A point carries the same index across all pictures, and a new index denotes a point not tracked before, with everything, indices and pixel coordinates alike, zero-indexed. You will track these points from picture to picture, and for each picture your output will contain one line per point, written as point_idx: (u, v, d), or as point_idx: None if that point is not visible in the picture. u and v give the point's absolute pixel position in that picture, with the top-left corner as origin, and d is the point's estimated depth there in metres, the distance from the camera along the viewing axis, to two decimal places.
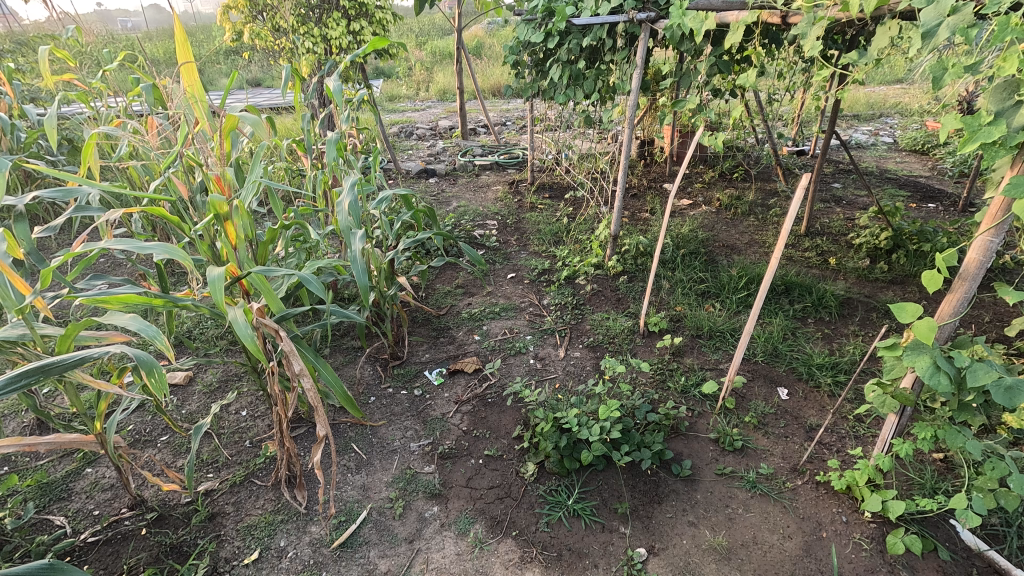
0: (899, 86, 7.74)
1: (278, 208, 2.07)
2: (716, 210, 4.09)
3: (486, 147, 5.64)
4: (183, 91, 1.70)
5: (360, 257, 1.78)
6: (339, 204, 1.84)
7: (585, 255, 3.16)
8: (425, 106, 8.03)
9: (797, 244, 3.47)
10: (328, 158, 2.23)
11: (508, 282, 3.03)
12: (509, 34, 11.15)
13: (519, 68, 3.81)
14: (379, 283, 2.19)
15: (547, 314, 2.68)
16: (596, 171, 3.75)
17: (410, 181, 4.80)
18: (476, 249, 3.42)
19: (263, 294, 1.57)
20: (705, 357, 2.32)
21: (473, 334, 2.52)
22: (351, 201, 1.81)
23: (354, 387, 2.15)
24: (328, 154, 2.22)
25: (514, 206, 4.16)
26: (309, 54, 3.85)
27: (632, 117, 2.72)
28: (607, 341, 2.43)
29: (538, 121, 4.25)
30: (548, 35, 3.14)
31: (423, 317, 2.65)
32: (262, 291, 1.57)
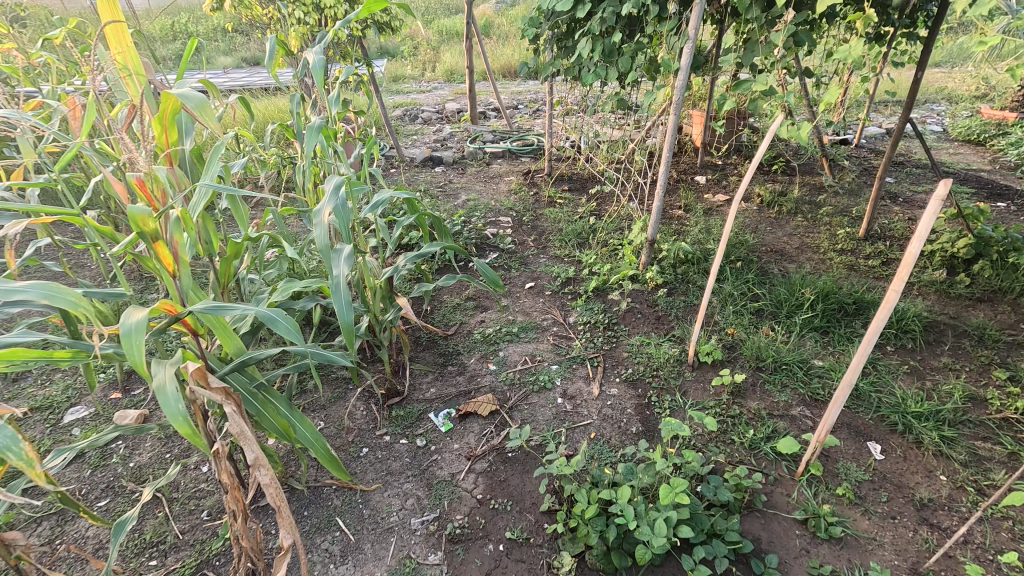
0: (940, 70, 7.17)
1: (242, 215, 1.63)
2: (758, 208, 3.64)
3: (497, 133, 5.17)
4: (109, 59, 1.28)
5: (344, 287, 1.33)
6: (320, 213, 1.38)
7: (616, 263, 2.74)
8: (432, 88, 7.54)
9: (856, 250, 3.04)
10: (308, 149, 1.77)
11: (527, 294, 2.62)
12: (522, 11, 10.54)
13: (539, 43, 3.31)
14: (374, 306, 1.76)
15: (575, 335, 2.27)
16: (626, 163, 3.30)
17: (414, 170, 4.37)
18: (489, 252, 3.00)
19: (217, 331, 1.26)
20: (770, 398, 1.89)
21: (488, 362, 2.11)
22: (332, 208, 1.36)
23: (342, 435, 1.75)
24: (308, 142, 1.77)
25: (531, 200, 3.73)
26: (300, 26, 3.38)
27: (680, 100, 2.26)
28: (650, 375, 2.03)
29: (559, 105, 3.79)
30: (578, 2, 2.66)
31: (428, 338, 2.25)
32: (217, 328, 1.25)
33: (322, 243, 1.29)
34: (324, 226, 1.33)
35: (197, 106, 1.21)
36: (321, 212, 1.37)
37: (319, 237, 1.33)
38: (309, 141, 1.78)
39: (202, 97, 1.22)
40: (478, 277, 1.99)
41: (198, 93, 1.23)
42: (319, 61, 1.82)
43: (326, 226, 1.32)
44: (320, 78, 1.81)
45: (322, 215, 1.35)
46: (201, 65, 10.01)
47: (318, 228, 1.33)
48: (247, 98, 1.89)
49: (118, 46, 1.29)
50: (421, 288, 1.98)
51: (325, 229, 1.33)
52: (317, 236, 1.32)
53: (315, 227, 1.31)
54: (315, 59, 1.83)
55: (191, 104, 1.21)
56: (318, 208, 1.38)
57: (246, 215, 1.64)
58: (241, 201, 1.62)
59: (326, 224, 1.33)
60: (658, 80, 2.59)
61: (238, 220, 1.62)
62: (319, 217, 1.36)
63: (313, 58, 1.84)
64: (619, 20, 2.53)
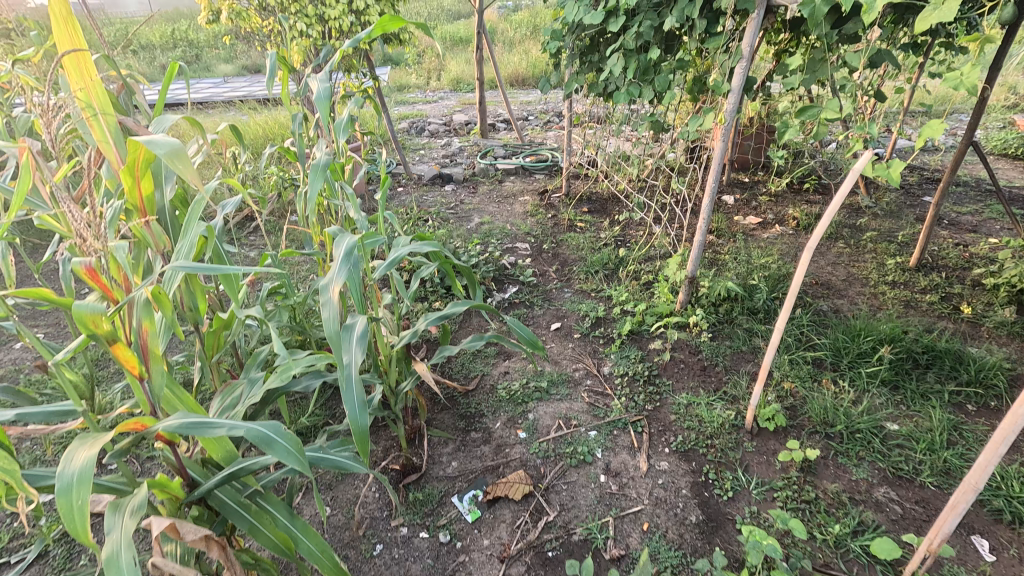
0: None
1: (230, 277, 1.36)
2: (794, 232, 3.38)
3: (508, 147, 4.92)
4: (69, 96, 1.00)
5: (356, 380, 1.07)
6: (325, 287, 1.13)
7: (651, 301, 2.48)
8: (438, 98, 7.30)
9: (908, 283, 2.78)
10: (313, 194, 1.50)
11: (554, 337, 2.36)
12: (527, 17, 10.32)
13: (561, 57, 3.07)
14: (389, 374, 1.50)
15: (612, 392, 2.01)
16: (654, 187, 3.05)
17: (422, 190, 4.12)
18: (508, 286, 2.74)
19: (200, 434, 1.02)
20: (847, 477, 1.63)
21: (516, 427, 1.84)
22: (344, 281, 1.10)
23: (352, 527, 1.49)
24: (311, 186, 1.50)
25: (549, 223, 3.48)
26: (302, 39, 3.14)
27: (730, 125, 2.00)
28: (704, 445, 1.77)
29: (579, 122, 3.54)
30: (609, 15, 2.41)
31: (445, 394, 1.99)
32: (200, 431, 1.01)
33: (332, 330, 1.04)
34: (334, 307, 1.07)
35: (170, 155, 0.93)
36: (329, 286, 1.11)
37: (327, 319, 1.07)
38: (313, 185, 1.51)
39: (176, 144, 0.95)
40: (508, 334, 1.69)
41: (169, 138, 0.95)
42: (324, 91, 1.56)
43: (337, 307, 1.06)
44: (325, 110, 1.54)
45: (331, 291, 1.09)
46: (199, 75, 9.82)
47: (326, 308, 1.08)
48: (239, 127, 1.62)
49: (80, 79, 1.00)
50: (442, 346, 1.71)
51: (335, 309, 1.07)
52: (326, 318, 1.06)
53: (324, 308, 1.05)
54: (320, 87, 1.57)
55: (162, 152, 0.93)
56: (326, 279, 1.12)
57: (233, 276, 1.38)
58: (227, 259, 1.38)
59: (336, 304, 1.07)
60: (700, 100, 2.34)
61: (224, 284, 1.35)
62: (327, 292, 1.11)
63: (317, 87, 1.57)
64: (656, 34, 2.28)
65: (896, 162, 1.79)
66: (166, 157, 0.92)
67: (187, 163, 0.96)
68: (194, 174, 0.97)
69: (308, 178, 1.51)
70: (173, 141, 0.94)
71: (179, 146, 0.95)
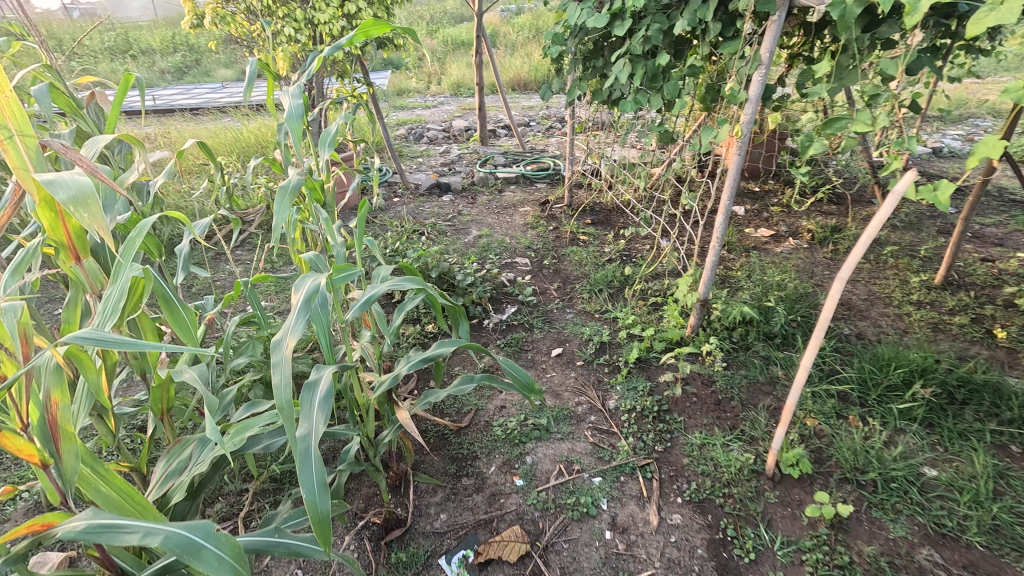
0: (989, 78, 6.61)
1: (182, 323, 1.11)
2: (810, 246, 3.20)
3: (509, 155, 4.75)
4: None
5: (315, 454, 0.89)
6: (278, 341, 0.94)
7: (659, 324, 2.31)
8: (438, 103, 7.15)
9: (935, 303, 2.59)
10: (280, 222, 1.33)
11: (555, 365, 2.19)
12: (529, 20, 10.16)
13: (562, 62, 2.91)
14: (366, 424, 1.34)
15: (618, 430, 1.83)
16: (662, 200, 2.87)
17: (419, 200, 3.96)
18: (507, 306, 2.57)
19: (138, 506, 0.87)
20: (884, 536, 1.45)
21: (512, 472, 1.67)
22: (301, 336, 0.92)
23: None
24: (277, 215, 1.32)
25: (550, 236, 3.31)
26: (290, 44, 2.99)
27: (748, 138, 1.83)
28: (721, 494, 1.59)
29: (582, 129, 3.37)
30: (614, 17, 2.25)
31: (436, 432, 1.82)
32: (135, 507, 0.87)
33: (284, 399, 0.85)
34: (287, 369, 0.89)
35: (74, 200, 0.81)
36: (283, 341, 0.93)
37: (278, 385, 0.88)
38: (279, 213, 1.33)
39: (83, 186, 0.83)
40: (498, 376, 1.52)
41: (72, 178, 0.82)
42: (297, 109, 1.32)
43: (291, 371, 0.87)
44: (298, 132, 1.30)
45: (284, 348, 0.91)
46: (197, 81, 9.72)
47: (278, 371, 0.89)
48: (199, 146, 1.48)
49: None
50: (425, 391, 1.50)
51: (288, 371, 0.89)
52: (277, 383, 0.88)
53: (275, 372, 0.86)
54: (292, 104, 1.33)
55: (65, 196, 0.81)
56: (280, 334, 0.94)
57: (185, 319, 1.11)
58: (174, 299, 1.08)
59: (289, 367, 0.88)
60: (712, 110, 2.17)
61: (176, 330, 1.11)
62: (280, 349, 0.92)
63: (288, 103, 1.33)
64: (665, 38, 2.12)
65: (945, 184, 1.62)
66: (69, 204, 0.81)
67: (96, 210, 0.84)
68: (104, 219, 0.86)
69: (276, 205, 1.34)
70: (78, 182, 0.82)
71: (88, 188, 0.83)
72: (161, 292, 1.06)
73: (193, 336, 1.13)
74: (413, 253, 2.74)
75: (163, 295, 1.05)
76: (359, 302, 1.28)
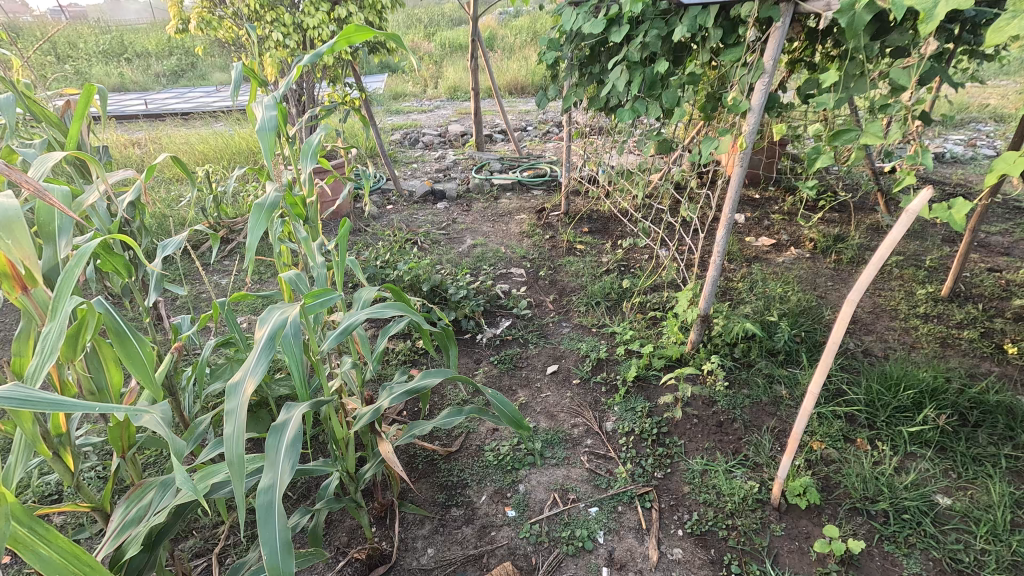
0: (989, 82, 6.55)
1: (137, 361, 1.04)
2: (812, 256, 3.12)
3: (505, 160, 4.67)
4: None
5: (277, 508, 0.83)
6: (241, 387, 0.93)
7: (658, 340, 2.23)
8: (434, 107, 7.07)
9: (942, 316, 2.51)
10: (254, 243, 1.22)
11: (550, 384, 2.10)
12: (526, 23, 10.10)
13: (558, 68, 2.84)
14: (347, 457, 1.25)
15: (616, 454, 1.75)
16: (660, 209, 2.79)
17: (413, 207, 3.88)
18: (501, 320, 2.49)
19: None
20: (897, 572, 1.37)
21: (504, 502, 1.59)
22: (259, 381, 0.90)
23: None
24: (251, 236, 1.22)
25: (547, 245, 3.23)
26: (279, 49, 2.92)
27: (750, 149, 1.75)
28: (723, 526, 1.50)
29: (579, 136, 3.29)
30: (610, 23, 2.17)
31: (424, 458, 1.74)
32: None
33: (233, 453, 0.85)
34: (238, 421, 0.86)
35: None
36: (239, 388, 0.90)
37: (231, 437, 0.86)
38: (253, 233, 1.23)
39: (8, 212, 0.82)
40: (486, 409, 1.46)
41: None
42: (271, 121, 1.24)
43: (241, 424, 0.85)
44: (272, 146, 1.22)
45: (240, 394, 0.89)
46: (192, 85, 9.65)
47: (232, 420, 0.87)
48: (164, 164, 1.44)
49: None
50: (410, 424, 1.43)
51: (241, 422, 0.86)
52: (229, 436, 0.86)
53: (225, 423, 0.85)
54: (265, 115, 1.25)
55: None
56: (237, 379, 0.91)
57: (140, 357, 1.04)
58: (129, 335, 1.02)
59: (242, 416, 0.86)
60: (713, 119, 2.10)
61: (131, 370, 1.04)
62: (236, 396, 0.89)
63: (261, 115, 1.25)
64: (664, 44, 2.05)
65: (959, 203, 1.59)
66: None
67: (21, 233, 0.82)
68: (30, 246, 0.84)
69: (250, 224, 1.24)
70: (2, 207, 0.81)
71: (11, 213, 0.82)
72: (116, 329, 1.01)
73: (148, 376, 1.05)
74: (404, 265, 2.66)
75: (116, 331, 1.00)
76: (336, 332, 1.19)
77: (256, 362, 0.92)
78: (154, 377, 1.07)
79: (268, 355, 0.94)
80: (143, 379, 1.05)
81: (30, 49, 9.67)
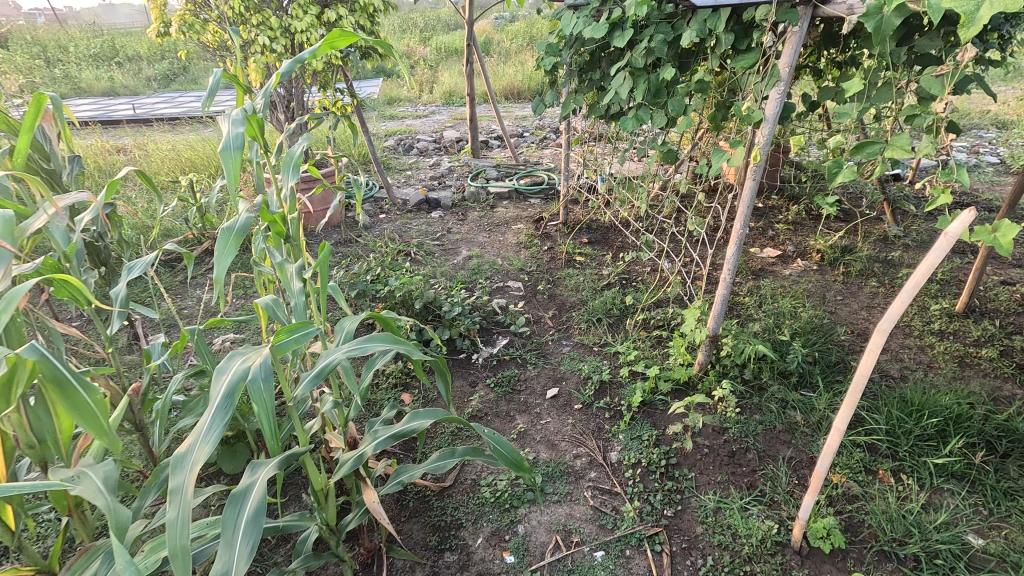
0: (988, 87, 6.48)
1: (85, 412, 0.87)
2: (819, 268, 3.01)
3: (501, 168, 4.55)
4: None
5: None
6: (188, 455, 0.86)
7: (663, 362, 2.11)
8: (430, 112, 6.96)
9: (957, 332, 2.40)
10: (223, 273, 1.10)
11: (550, 408, 1.98)
12: (522, 28, 10.01)
13: (557, 73, 2.73)
14: (328, 510, 1.17)
15: (622, 489, 1.63)
16: (663, 221, 2.68)
17: (406, 217, 3.76)
18: (498, 339, 2.37)
19: None
20: None
21: (502, 546, 1.46)
22: (210, 453, 0.85)
23: None
24: (218, 265, 1.10)
25: (545, 257, 3.11)
26: (265, 54, 2.80)
27: (764, 162, 1.63)
28: (741, 572, 1.38)
29: (577, 143, 3.18)
30: (613, 28, 2.07)
31: (415, 496, 1.61)
32: None
33: (180, 539, 0.80)
34: (185, 501, 0.82)
35: None
36: (188, 460, 0.84)
37: (176, 519, 0.81)
38: (220, 262, 1.11)
39: None
40: (482, 449, 1.37)
41: None
42: (236, 138, 1.11)
43: (188, 506, 0.81)
44: (233, 168, 1.10)
45: (188, 471, 0.83)
46: (182, 89, 9.49)
47: (178, 500, 0.82)
48: (124, 178, 1.33)
49: None
50: (399, 468, 1.35)
51: (187, 501, 0.82)
52: (175, 517, 0.81)
53: (169, 508, 0.80)
54: (231, 132, 1.12)
55: None
56: (186, 448, 0.84)
57: (89, 407, 0.88)
58: (72, 383, 0.86)
59: (189, 498, 0.82)
60: (722, 129, 1.99)
61: (78, 422, 0.88)
62: (183, 469, 0.84)
63: (227, 131, 1.13)
64: (669, 50, 1.94)
65: (1006, 225, 1.52)
66: None
67: None
68: None
69: (218, 251, 1.12)
70: None
71: None
72: (56, 377, 0.85)
73: (100, 428, 0.89)
74: (395, 280, 2.53)
75: (55, 379, 0.84)
76: (311, 373, 1.07)
77: (209, 429, 0.86)
78: (107, 429, 0.90)
79: (223, 419, 0.87)
80: (94, 431, 0.89)
81: (19, 52, 9.50)
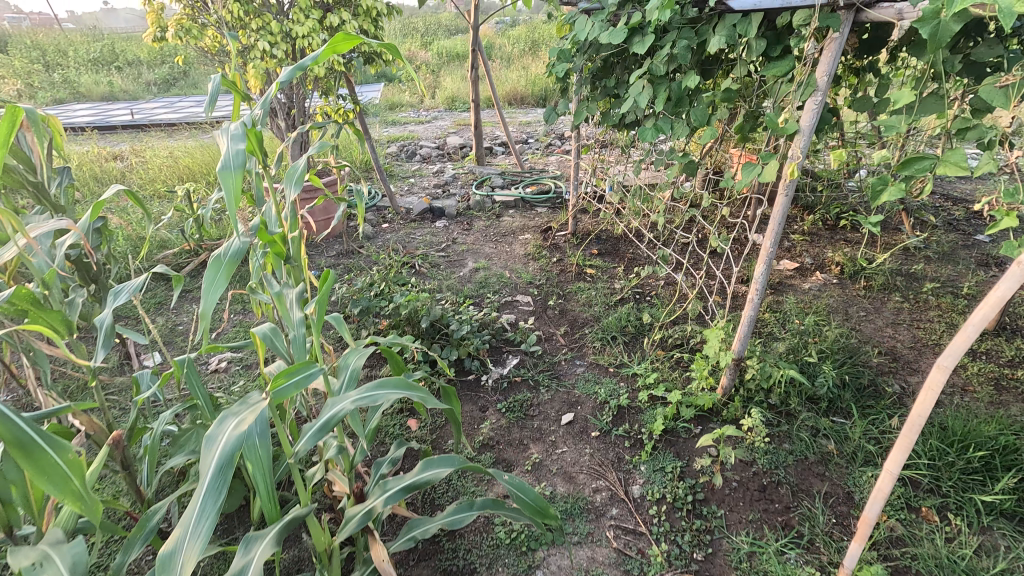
0: None
1: (54, 473, 0.78)
2: (840, 282, 2.90)
3: (506, 175, 4.44)
4: None
5: None
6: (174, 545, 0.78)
7: (684, 386, 1.99)
8: (432, 118, 6.86)
9: (990, 352, 2.29)
10: (211, 305, 0.99)
11: (565, 436, 1.86)
12: (523, 33, 9.93)
13: (568, 80, 2.63)
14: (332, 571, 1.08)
15: (647, 529, 1.51)
16: (678, 233, 2.57)
17: (410, 226, 3.64)
18: (509, 359, 2.25)
19: None
20: None
21: None
22: (202, 553, 0.77)
23: None
24: (207, 298, 0.98)
25: (554, 269, 3.00)
26: (265, 59, 2.70)
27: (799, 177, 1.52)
28: None
29: (587, 152, 3.07)
30: (631, 33, 1.96)
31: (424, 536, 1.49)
32: None
33: None
34: None
35: None
36: (176, 561, 0.76)
37: None
38: (208, 294, 1.00)
39: None
40: (503, 503, 1.29)
41: None
42: (236, 156, 0.99)
43: None
44: (234, 190, 0.98)
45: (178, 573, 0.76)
46: (181, 95, 9.39)
47: None
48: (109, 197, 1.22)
49: None
50: (413, 521, 1.26)
51: None
52: None
53: None
54: (231, 150, 1.00)
55: None
56: (173, 546, 0.76)
57: (58, 470, 0.78)
58: (39, 443, 0.77)
59: None
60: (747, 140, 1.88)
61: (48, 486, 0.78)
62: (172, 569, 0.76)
63: (226, 148, 1.01)
64: (692, 57, 1.83)
65: None
66: None
67: None
68: None
69: (206, 282, 1.01)
70: None
71: None
72: (17, 438, 0.76)
73: (71, 491, 0.80)
74: (401, 296, 2.41)
75: (15, 440, 0.75)
76: (315, 425, 0.96)
77: (198, 521, 0.78)
78: (79, 491, 0.81)
79: (213, 505, 0.79)
80: (66, 496, 0.80)
81: (17, 57, 9.42)
